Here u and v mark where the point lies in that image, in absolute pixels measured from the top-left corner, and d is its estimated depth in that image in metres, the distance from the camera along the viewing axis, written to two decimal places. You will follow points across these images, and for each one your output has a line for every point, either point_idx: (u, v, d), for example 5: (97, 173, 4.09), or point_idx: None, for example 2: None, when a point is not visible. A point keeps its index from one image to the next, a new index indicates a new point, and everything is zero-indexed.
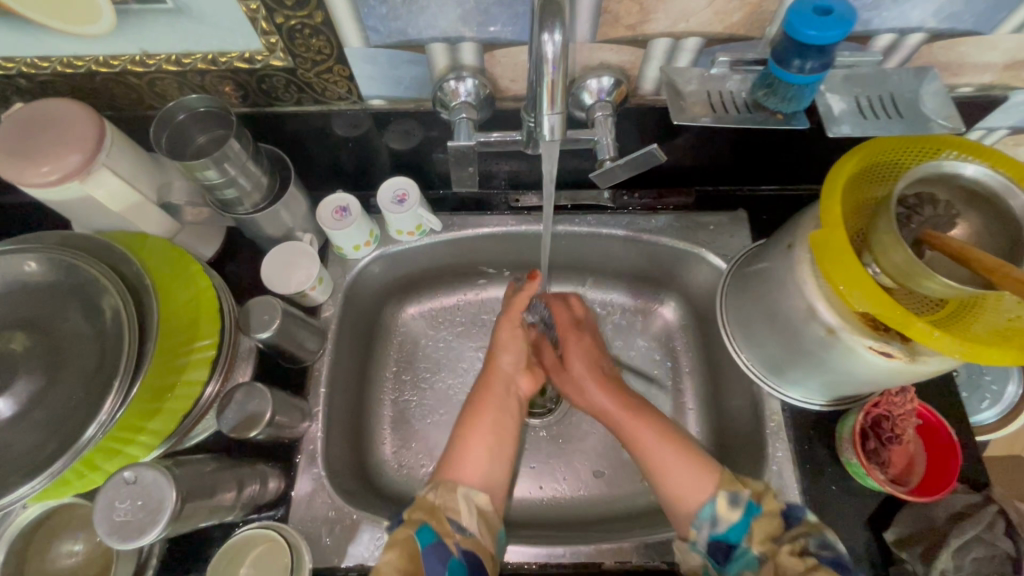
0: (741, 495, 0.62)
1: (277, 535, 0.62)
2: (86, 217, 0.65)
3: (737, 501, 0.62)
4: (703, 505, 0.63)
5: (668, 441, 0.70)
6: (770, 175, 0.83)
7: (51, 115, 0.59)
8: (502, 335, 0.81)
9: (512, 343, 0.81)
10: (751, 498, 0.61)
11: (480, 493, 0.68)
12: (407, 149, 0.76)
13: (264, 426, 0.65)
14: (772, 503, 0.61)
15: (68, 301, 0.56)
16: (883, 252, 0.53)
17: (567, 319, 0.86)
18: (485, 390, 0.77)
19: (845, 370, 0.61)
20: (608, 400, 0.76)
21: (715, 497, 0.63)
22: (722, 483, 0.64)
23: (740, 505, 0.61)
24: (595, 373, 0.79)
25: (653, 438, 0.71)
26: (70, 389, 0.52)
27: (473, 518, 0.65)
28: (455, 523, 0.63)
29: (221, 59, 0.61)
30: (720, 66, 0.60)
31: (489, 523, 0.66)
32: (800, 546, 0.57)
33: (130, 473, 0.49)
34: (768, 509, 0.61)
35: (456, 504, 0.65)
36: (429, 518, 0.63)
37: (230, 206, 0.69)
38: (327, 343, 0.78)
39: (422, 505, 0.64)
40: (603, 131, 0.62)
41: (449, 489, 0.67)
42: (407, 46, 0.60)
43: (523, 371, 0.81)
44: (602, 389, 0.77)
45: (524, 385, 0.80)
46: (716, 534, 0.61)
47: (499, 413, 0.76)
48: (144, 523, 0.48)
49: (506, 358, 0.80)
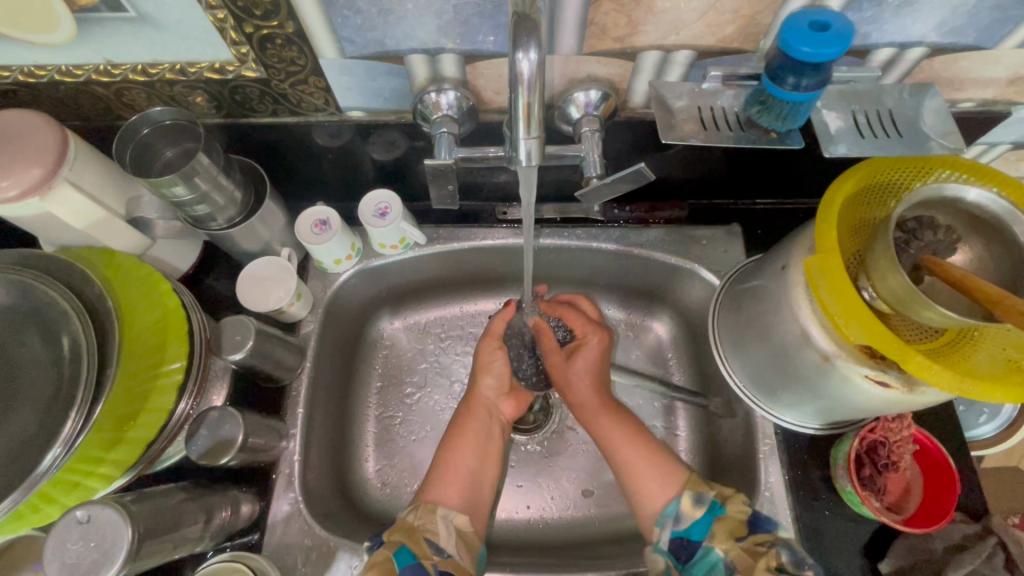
0: (707, 495, 0.62)
1: (247, 566, 0.60)
2: (50, 233, 0.63)
3: (702, 501, 0.62)
4: (668, 504, 0.64)
5: (642, 444, 0.70)
6: (765, 189, 0.80)
7: (9, 128, 0.57)
8: (483, 356, 0.77)
9: (493, 365, 0.77)
10: (717, 500, 0.62)
11: (459, 514, 0.66)
12: (389, 160, 0.73)
13: (236, 451, 0.62)
14: (738, 506, 0.61)
15: (24, 324, 0.53)
16: (879, 277, 0.50)
17: (584, 319, 0.78)
18: (466, 414, 0.75)
19: (840, 397, 0.59)
20: (586, 385, 0.75)
21: (680, 496, 0.64)
22: (688, 484, 0.65)
23: (705, 504, 0.62)
24: (602, 396, 0.75)
25: (621, 438, 0.72)
26: (24, 418, 0.50)
27: (451, 541, 0.63)
28: (433, 545, 0.62)
29: (190, 69, 0.59)
30: (713, 80, 0.56)
31: (467, 543, 0.65)
32: (772, 560, 0.56)
33: (83, 511, 0.46)
34: (733, 513, 0.60)
35: (435, 526, 0.64)
36: (408, 540, 0.61)
37: (203, 221, 0.66)
38: (307, 361, 0.75)
39: (400, 526, 0.63)
40: (591, 146, 0.59)
41: (428, 511, 0.65)
42: (385, 57, 0.57)
43: (505, 396, 0.78)
44: (592, 385, 0.75)
45: (506, 408, 0.78)
46: (678, 532, 0.62)
47: (482, 437, 0.74)
48: (96, 564, 0.45)
49: (488, 381, 0.77)
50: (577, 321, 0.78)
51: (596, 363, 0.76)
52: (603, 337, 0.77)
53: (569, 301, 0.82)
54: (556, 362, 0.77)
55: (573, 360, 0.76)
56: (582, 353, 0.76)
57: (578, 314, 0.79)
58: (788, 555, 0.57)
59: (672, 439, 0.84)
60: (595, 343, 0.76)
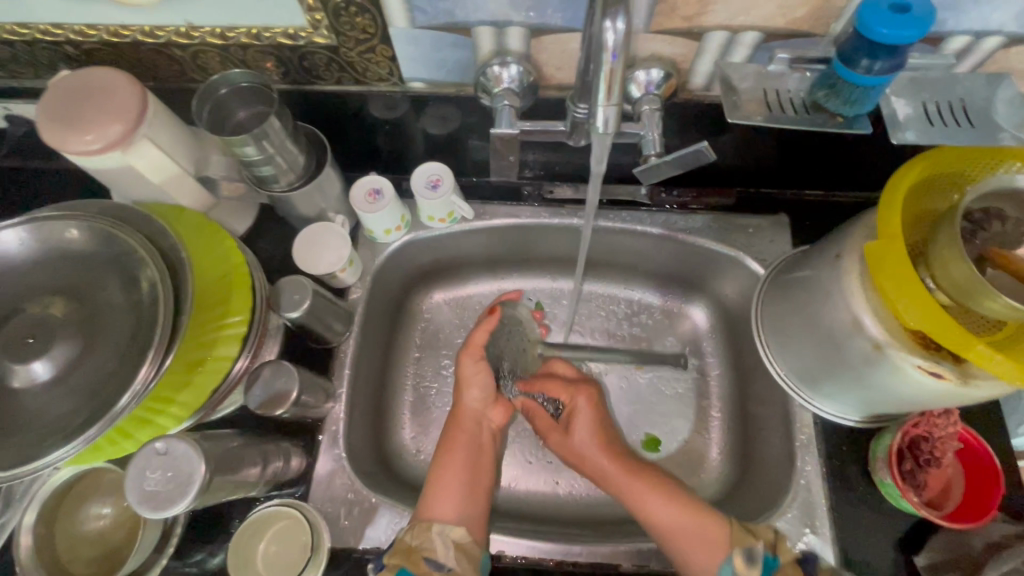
0: (758, 551, 0.60)
1: (299, 514, 0.63)
2: (126, 187, 0.66)
3: (754, 559, 0.60)
4: (721, 566, 0.61)
5: (676, 504, 0.67)
6: (817, 179, 0.79)
7: (94, 85, 0.59)
8: (465, 369, 0.78)
9: (475, 378, 0.78)
10: (768, 552, 0.60)
11: (455, 527, 0.65)
12: (443, 134, 0.74)
13: (290, 405, 0.65)
14: (789, 552, 0.60)
15: (106, 270, 0.56)
16: (941, 267, 0.50)
17: (564, 382, 0.82)
18: (454, 428, 0.76)
19: (888, 388, 0.59)
20: (598, 454, 0.74)
21: (732, 557, 0.61)
22: (734, 539, 0.62)
23: (759, 562, 0.60)
24: (607, 442, 0.76)
25: (660, 507, 0.68)
26: (106, 355, 0.53)
27: (450, 554, 0.63)
28: (433, 564, 0.62)
29: (265, 34, 0.61)
30: (779, 63, 0.57)
31: (468, 554, 0.63)
32: None
33: (161, 444, 0.49)
34: (786, 559, 0.60)
35: (432, 543, 0.63)
36: (407, 561, 0.61)
37: (266, 182, 0.68)
38: (354, 326, 0.78)
39: (398, 547, 0.62)
40: (650, 124, 0.60)
41: (424, 528, 0.64)
42: (454, 29, 0.59)
43: (493, 404, 0.79)
44: (601, 449, 0.75)
45: (494, 416, 0.78)
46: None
47: (471, 451, 0.74)
48: (173, 495, 0.48)
49: (472, 393, 0.77)
50: (559, 389, 0.81)
51: (593, 421, 0.77)
52: (588, 393, 0.80)
53: (548, 369, 0.85)
54: (558, 440, 0.79)
55: (570, 432, 0.77)
56: (575, 421, 0.78)
57: (557, 380, 0.83)
58: None
59: (704, 425, 0.85)
60: (583, 404, 0.78)
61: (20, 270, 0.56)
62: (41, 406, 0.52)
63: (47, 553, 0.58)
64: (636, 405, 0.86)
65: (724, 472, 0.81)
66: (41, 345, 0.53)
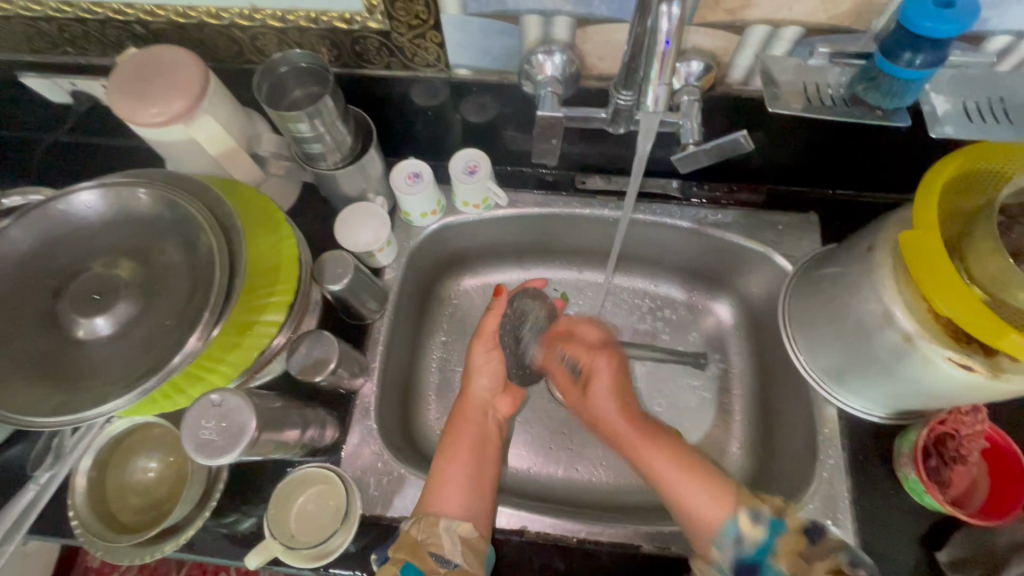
0: (764, 511, 0.59)
1: (334, 477, 0.66)
2: (183, 159, 0.69)
3: (760, 518, 0.59)
4: (726, 524, 0.60)
5: (688, 466, 0.67)
6: (849, 180, 0.80)
7: (162, 61, 0.63)
8: (476, 359, 0.80)
9: (486, 366, 0.80)
10: (775, 515, 0.59)
11: (462, 521, 0.64)
12: (482, 122, 0.77)
13: (328, 373, 0.67)
14: (796, 519, 0.58)
15: (167, 234, 0.60)
16: (978, 259, 0.51)
17: (586, 346, 0.84)
18: (461, 419, 0.76)
19: (917, 381, 0.59)
20: (611, 409, 0.77)
21: (737, 515, 0.60)
22: (741, 501, 0.61)
23: (764, 522, 0.58)
24: (628, 407, 0.77)
25: (669, 465, 0.68)
26: (163, 315, 0.56)
27: (456, 550, 0.62)
28: (438, 559, 0.61)
29: (322, 18, 0.64)
30: (820, 57, 0.58)
31: (474, 550, 0.63)
32: (834, 564, 0.55)
33: (216, 397, 0.54)
34: (793, 526, 0.58)
35: (439, 538, 0.63)
36: (412, 556, 0.60)
37: (314, 159, 0.72)
38: (388, 305, 0.80)
39: (404, 541, 0.62)
40: (689, 114, 0.61)
41: (430, 523, 0.64)
42: (503, 16, 0.61)
43: (500, 394, 0.81)
44: (616, 408, 0.77)
45: (502, 407, 0.80)
46: (743, 556, 0.58)
47: (477, 440, 0.74)
48: (226, 444, 0.52)
49: (480, 381, 0.79)
50: (579, 351, 0.84)
51: (611, 383, 0.80)
52: (608, 355, 0.82)
53: (569, 331, 0.86)
54: (576, 400, 0.82)
55: (588, 396, 0.80)
56: (595, 381, 0.80)
57: (580, 343, 0.85)
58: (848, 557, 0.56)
59: (725, 419, 0.85)
60: (602, 366, 0.81)
61: (86, 232, 0.59)
62: (102, 358, 0.55)
63: (97, 499, 0.64)
64: (658, 397, 0.87)
65: (745, 465, 0.82)
66: (105, 302, 0.56)
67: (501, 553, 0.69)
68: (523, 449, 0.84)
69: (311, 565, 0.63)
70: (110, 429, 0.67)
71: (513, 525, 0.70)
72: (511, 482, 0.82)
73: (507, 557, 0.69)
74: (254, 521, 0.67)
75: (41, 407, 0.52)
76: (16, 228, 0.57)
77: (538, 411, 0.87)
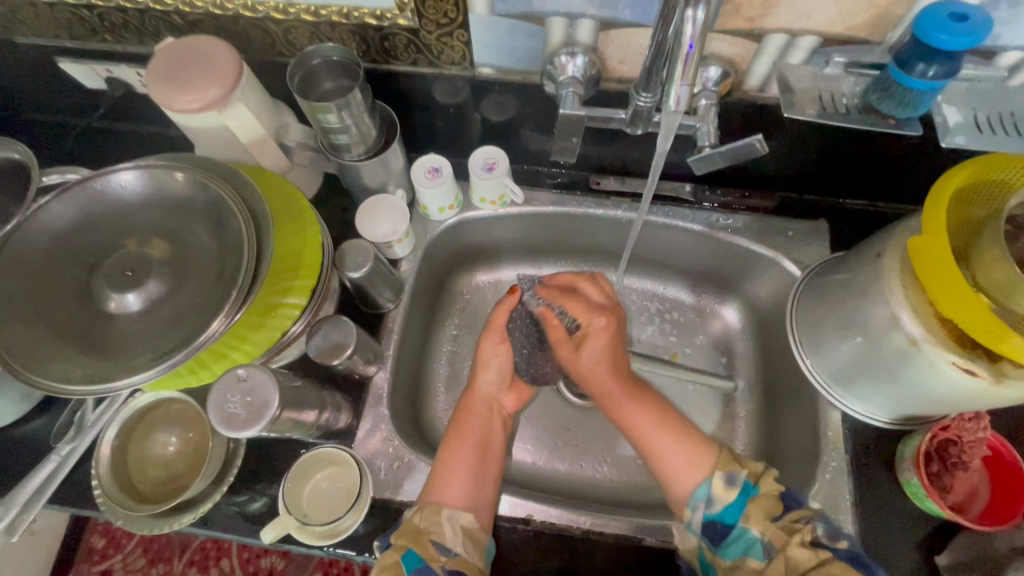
0: (738, 475, 0.61)
1: (346, 457, 0.68)
2: (214, 146, 0.72)
3: (733, 482, 0.60)
4: (699, 485, 0.62)
5: (669, 426, 0.68)
6: (859, 189, 0.82)
7: (199, 51, 0.65)
8: (483, 351, 0.78)
9: (493, 360, 0.78)
10: (749, 479, 0.60)
11: (464, 512, 0.65)
12: (501, 120, 0.79)
13: (345, 357, 0.69)
14: (772, 485, 0.60)
15: (199, 216, 0.62)
16: (985, 267, 0.52)
17: (586, 303, 0.74)
18: (465, 412, 0.76)
19: (922, 385, 0.60)
20: (606, 373, 0.72)
21: (711, 477, 0.62)
22: (719, 463, 0.63)
23: (738, 486, 0.60)
24: (616, 364, 0.73)
25: (649, 423, 0.69)
26: (192, 292, 0.58)
27: (457, 539, 0.63)
28: (439, 548, 0.61)
29: (354, 14, 0.66)
30: (835, 66, 0.61)
31: (475, 541, 0.63)
32: (808, 535, 0.56)
33: (243, 373, 0.60)
34: (767, 490, 0.59)
35: (440, 527, 0.63)
36: (414, 543, 0.61)
37: (339, 150, 0.74)
38: (403, 296, 0.82)
39: (406, 529, 0.63)
40: (706, 119, 0.63)
41: (433, 512, 0.64)
42: (529, 17, 0.63)
43: (507, 389, 0.80)
44: (608, 370, 0.73)
45: (508, 401, 0.80)
46: (710, 515, 0.60)
47: (481, 433, 0.74)
48: (248, 419, 0.59)
49: (488, 375, 0.78)
50: (579, 310, 0.73)
51: (607, 349, 0.72)
52: (610, 316, 0.73)
53: (571, 288, 0.77)
54: (568, 354, 0.74)
55: (581, 351, 0.73)
56: (590, 342, 0.72)
57: (579, 300, 0.74)
58: (823, 528, 0.57)
59: (730, 420, 0.87)
60: (600, 328, 0.72)
61: (122, 210, 0.62)
62: (131, 332, 0.57)
63: (119, 469, 0.66)
64: (664, 396, 0.88)
65: None
66: (137, 279, 0.58)
67: (507, 542, 0.70)
68: (528, 442, 0.86)
69: (321, 543, 0.65)
70: (136, 402, 0.69)
71: (519, 513, 0.72)
72: (517, 475, 0.84)
73: (512, 544, 0.70)
74: (266, 500, 0.68)
75: (75, 375, 0.54)
76: (57, 203, 0.60)
77: (545, 406, 0.88)
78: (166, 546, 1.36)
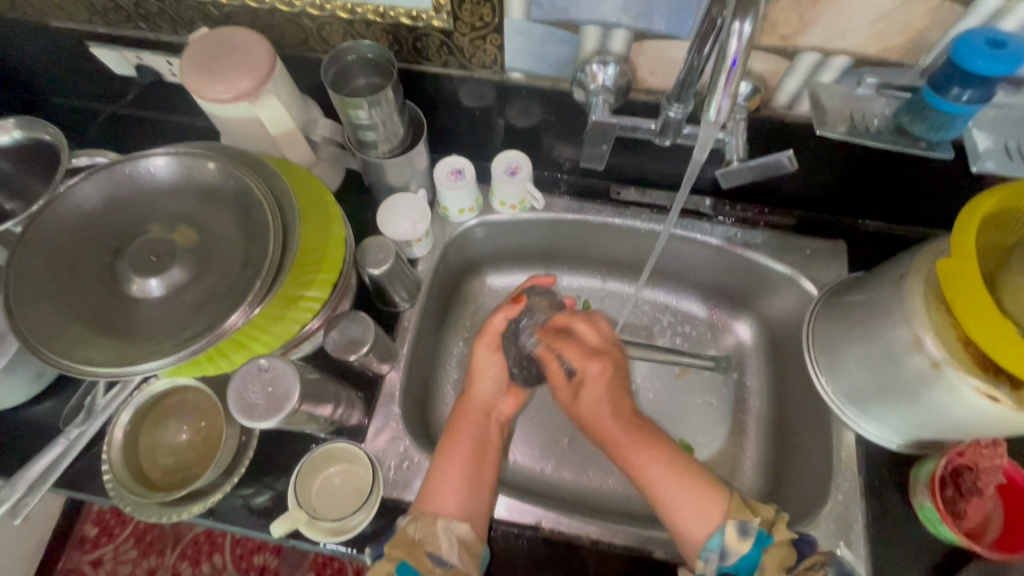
0: (752, 523, 0.59)
1: (359, 454, 0.68)
2: (244, 136, 0.72)
3: (747, 531, 0.59)
4: (711, 536, 0.60)
5: (677, 472, 0.65)
6: (879, 211, 0.82)
7: (235, 42, 0.66)
8: (478, 358, 0.77)
9: (490, 368, 0.77)
10: (763, 528, 0.59)
11: (460, 522, 0.64)
12: (526, 126, 0.80)
13: (361, 353, 0.69)
14: (784, 534, 0.59)
15: (227, 205, 0.62)
16: (1012, 293, 0.52)
17: (582, 348, 0.77)
18: (461, 418, 0.74)
19: (941, 409, 0.60)
20: (604, 415, 0.72)
21: (725, 527, 0.60)
22: (731, 511, 0.61)
23: (750, 535, 0.59)
24: (618, 396, 0.74)
25: (659, 472, 0.66)
26: (216, 281, 0.58)
27: (453, 551, 0.62)
28: (434, 558, 0.61)
29: (390, 13, 0.67)
30: (868, 87, 0.62)
31: (471, 551, 0.63)
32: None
33: (266, 361, 0.61)
34: (780, 539, 0.59)
35: (438, 539, 0.62)
36: (409, 556, 0.60)
37: (366, 147, 0.74)
38: (419, 295, 0.82)
39: (400, 539, 0.62)
40: (736, 131, 0.63)
41: (429, 522, 0.63)
42: (564, 24, 0.64)
43: (505, 394, 0.79)
44: (613, 413, 0.72)
45: (505, 406, 0.79)
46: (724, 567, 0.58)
47: (479, 439, 0.72)
48: (266, 410, 0.58)
49: (484, 383, 0.77)
50: (575, 354, 0.76)
51: (606, 389, 0.73)
52: (604, 361, 0.75)
53: (567, 327, 0.80)
54: (568, 401, 0.76)
55: (580, 396, 0.75)
56: (587, 386, 0.74)
57: (576, 344, 0.77)
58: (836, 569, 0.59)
59: (740, 436, 0.86)
60: (597, 372, 0.74)
61: (150, 195, 0.62)
62: (153, 316, 0.57)
63: (131, 455, 0.66)
64: (674, 409, 0.88)
65: (757, 484, 0.83)
66: (160, 265, 0.58)
67: (513, 548, 0.70)
68: (535, 449, 0.85)
69: (330, 539, 0.64)
70: (151, 388, 0.69)
71: (528, 519, 0.71)
72: (524, 481, 0.83)
73: (519, 551, 0.70)
74: (275, 492, 0.68)
75: (94, 356, 0.54)
76: (87, 183, 0.60)
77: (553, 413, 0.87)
78: (159, 538, 1.35)
